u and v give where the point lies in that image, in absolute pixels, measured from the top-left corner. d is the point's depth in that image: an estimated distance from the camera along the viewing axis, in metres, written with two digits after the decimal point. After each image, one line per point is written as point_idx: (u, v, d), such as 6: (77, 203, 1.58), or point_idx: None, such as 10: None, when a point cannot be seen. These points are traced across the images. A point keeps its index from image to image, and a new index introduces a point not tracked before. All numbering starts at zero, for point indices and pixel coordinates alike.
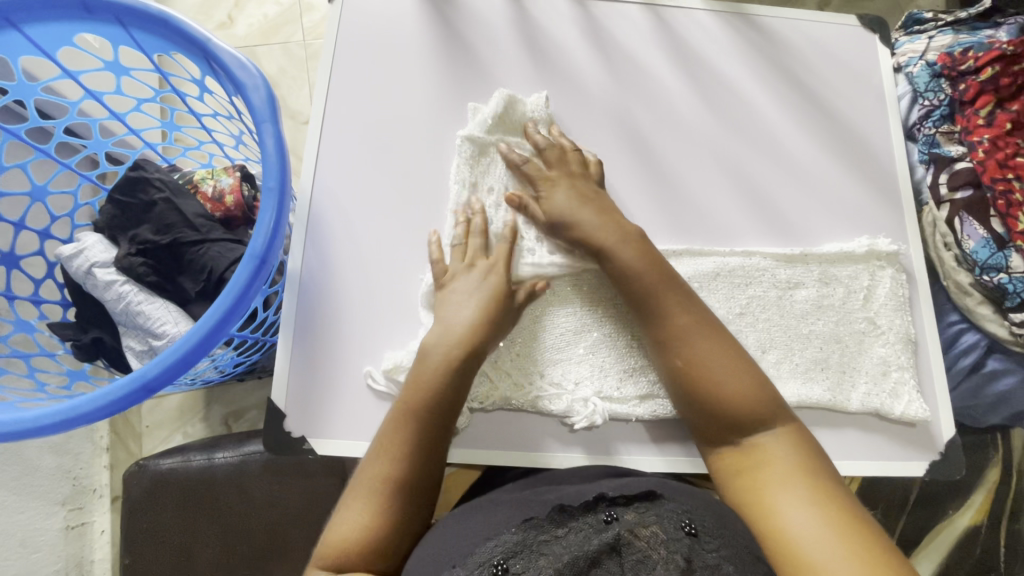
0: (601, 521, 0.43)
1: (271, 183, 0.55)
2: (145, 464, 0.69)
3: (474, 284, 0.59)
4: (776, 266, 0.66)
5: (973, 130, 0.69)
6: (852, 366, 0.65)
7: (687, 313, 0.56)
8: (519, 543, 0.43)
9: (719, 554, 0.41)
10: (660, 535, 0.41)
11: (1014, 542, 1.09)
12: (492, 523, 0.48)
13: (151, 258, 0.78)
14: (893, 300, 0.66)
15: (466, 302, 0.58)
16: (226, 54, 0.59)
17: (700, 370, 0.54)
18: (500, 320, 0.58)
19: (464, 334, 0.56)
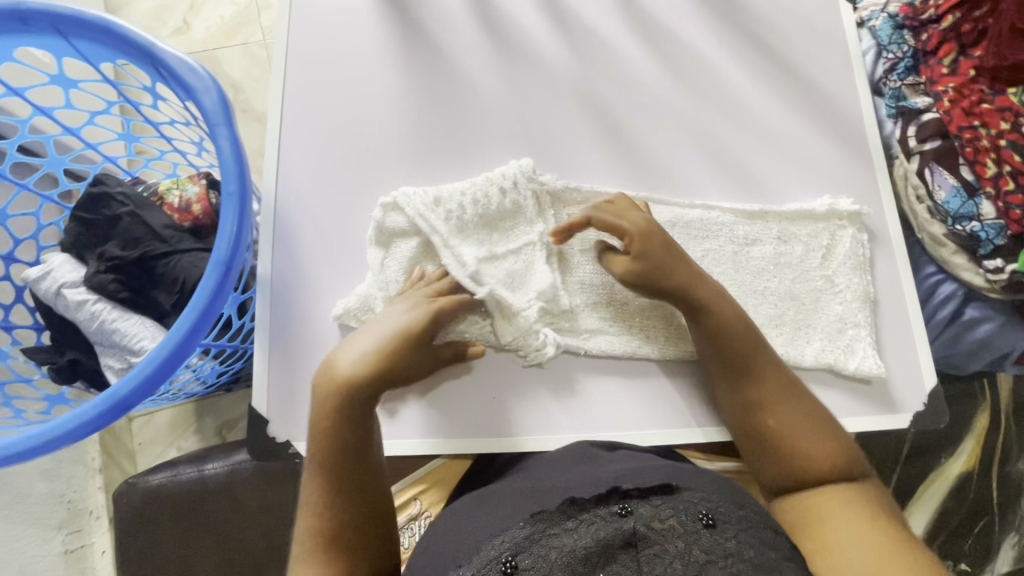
0: (614, 513, 0.43)
1: (230, 187, 0.54)
2: (135, 481, 0.69)
3: (399, 312, 0.56)
4: (736, 222, 0.67)
5: (938, 79, 0.69)
6: (807, 322, 0.65)
7: (778, 376, 0.55)
8: (527, 539, 0.42)
9: (737, 540, 0.42)
10: (678, 529, 0.41)
11: (1006, 484, 1.11)
12: (494, 516, 0.47)
13: (121, 274, 0.76)
14: (852, 259, 0.66)
15: (391, 322, 0.55)
16: (172, 57, 0.58)
17: (786, 435, 0.52)
18: (403, 354, 0.53)
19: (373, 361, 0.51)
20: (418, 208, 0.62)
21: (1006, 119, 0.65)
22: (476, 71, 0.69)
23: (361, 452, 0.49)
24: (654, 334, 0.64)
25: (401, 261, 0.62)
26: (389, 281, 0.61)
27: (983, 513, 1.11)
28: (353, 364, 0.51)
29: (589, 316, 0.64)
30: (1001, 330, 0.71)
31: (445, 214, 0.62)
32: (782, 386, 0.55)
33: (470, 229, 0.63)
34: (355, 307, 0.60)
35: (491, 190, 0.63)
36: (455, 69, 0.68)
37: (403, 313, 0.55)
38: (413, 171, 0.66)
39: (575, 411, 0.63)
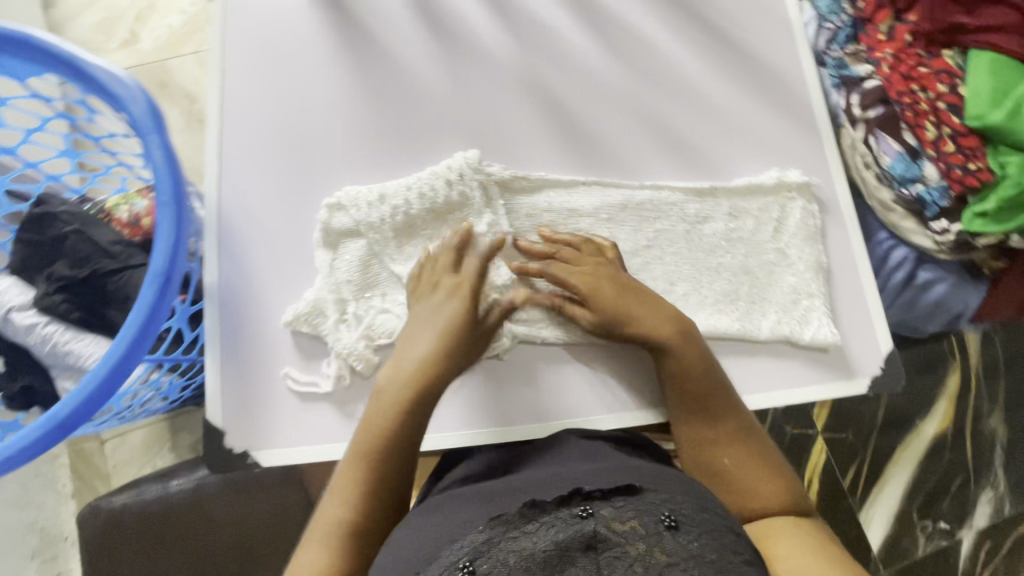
0: (575, 515, 0.42)
1: (164, 196, 0.53)
2: (98, 504, 0.67)
3: (440, 302, 0.58)
4: (686, 200, 0.67)
5: (877, 46, 0.70)
6: (762, 297, 0.65)
7: (733, 420, 0.57)
8: (486, 542, 0.41)
9: (700, 542, 0.41)
10: (639, 530, 0.40)
11: (979, 443, 1.14)
12: (455, 521, 0.46)
13: (72, 295, 0.74)
14: (803, 231, 0.67)
15: (431, 323, 0.57)
16: (98, 68, 0.56)
17: (733, 478, 0.55)
18: (467, 345, 0.57)
19: (422, 365, 0.55)
20: (365, 207, 0.62)
21: (943, 82, 0.66)
22: (418, 65, 0.68)
23: (401, 459, 0.53)
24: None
25: (352, 258, 0.62)
26: (340, 281, 0.61)
27: (959, 471, 1.13)
28: (412, 367, 0.55)
29: (544, 304, 0.63)
30: (954, 290, 0.72)
31: (391, 211, 0.62)
32: (743, 437, 0.57)
33: (419, 226, 0.63)
34: (304, 312, 0.59)
35: (438, 183, 0.63)
36: (397, 64, 0.67)
37: (449, 304, 0.58)
38: (360, 167, 0.65)
39: (537, 401, 0.62)
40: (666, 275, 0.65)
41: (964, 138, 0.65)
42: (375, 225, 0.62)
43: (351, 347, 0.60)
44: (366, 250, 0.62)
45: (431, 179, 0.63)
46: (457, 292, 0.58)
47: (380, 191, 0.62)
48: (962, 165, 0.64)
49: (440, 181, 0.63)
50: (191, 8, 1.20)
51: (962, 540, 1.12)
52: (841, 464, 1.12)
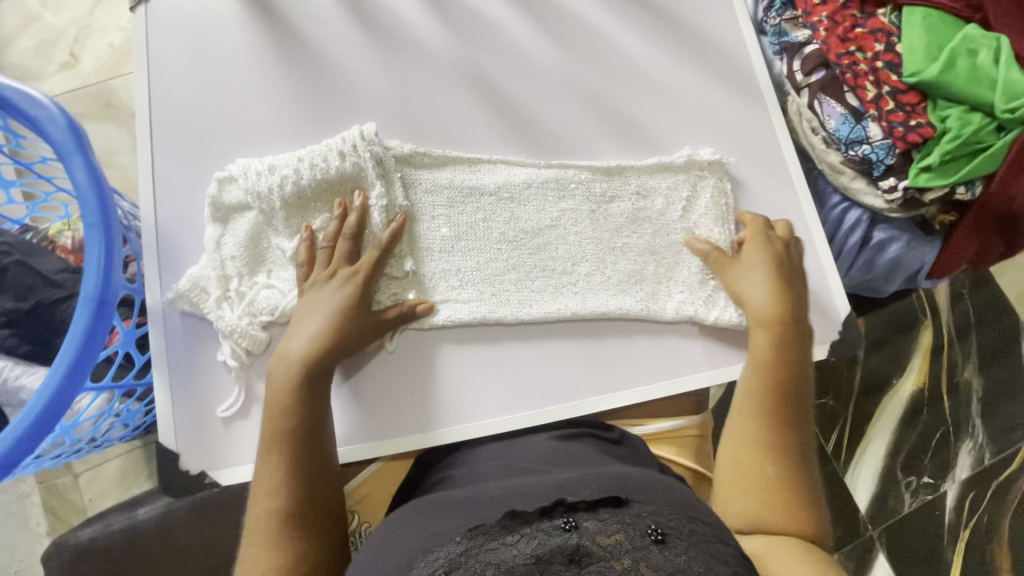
0: (559, 527, 0.41)
1: (90, 219, 0.51)
2: (63, 540, 0.65)
3: (335, 290, 0.58)
4: (592, 179, 0.66)
5: (812, 11, 0.69)
6: (669, 276, 0.66)
7: (789, 427, 0.56)
8: (462, 554, 0.40)
9: (687, 555, 0.40)
10: (624, 544, 0.40)
11: (955, 397, 1.15)
12: (429, 536, 0.45)
13: (19, 328, 0.72)
14: (712, 209, 0.67)
15: (324, 306, 0.57)
16: (10, 89, 0.54)
17: (768, 478, 0.53)
18: (356, 332, 0.57)
19: (313, 350, 0.55)
20: (254, 178, 0.59)
21: (880, 41, 0.67)
22: (352, 65, 0.66)
23: (311, 438, 0.52)
24: (509, 298, 0.63)
25: (239, 236, 0.60)
26: (225, 258, 0.59)
27: (939, 426, 1.14)
28: (293, 359, 0.54)
29: (441, 284, 0.62)
30: (909, 249, 0.73)
31: (280, 181, 0.59)
32: (799, 432, 0.56)
33: (310, 200, 0.60)
34: (186, 289, 0.58)
35: (330, 154, 0.60)
36: (331, 66, 0.66)
37: (343, 292, 0.58)
38: None
39: (450, 395, 0.62)
40: (604, 256, 0.65)
41: (904, 95, 0.65)
42: (263, 197, 0.59)
43: (234, 325, 0.58)
44: (256, 225, 0.60)
45: (322, 154, 0.60)
46: (350, 281, 0.58)
47: (268, 169, 0.59)
48: (903, 122, 0.65)
49: (333, 155, 0.60)
50: (131, 24, 1.17)
51: (947, 493, 1.13)
52: (822, 429, 1.13)
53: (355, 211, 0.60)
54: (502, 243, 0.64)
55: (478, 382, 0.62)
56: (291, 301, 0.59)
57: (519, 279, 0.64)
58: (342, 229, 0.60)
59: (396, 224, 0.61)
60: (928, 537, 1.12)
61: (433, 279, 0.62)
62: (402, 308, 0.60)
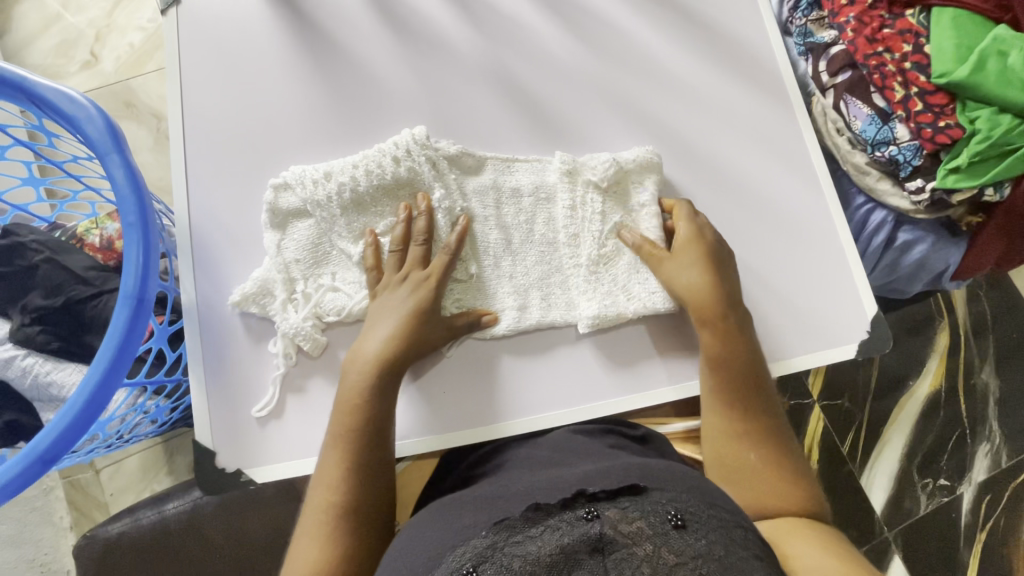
0: (580, 517, 0.41)
1: (129, 218, 0.52)
2: (94, 534, 0.66)
3: (404, 296, 0.58)
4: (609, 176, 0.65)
5: (839, 11, 0.69)
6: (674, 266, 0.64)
7: (760, 416, 0.57)
8: (489, 547, 0.41)
9: (707, 540, 0.41)
10: (646, 532, 0.40)
11: (972, 397, 1.15)
12: (457, 529, 0.45)
13: (48, 324, 0.73)
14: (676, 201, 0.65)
15: (396, 310, 0.58)
16: (49, 89, 0.55)
17: (755, 470, 0.54)
18: (421, 337, 0.58)
19: (379, 352, 0.56)
20: (311, 185, 0.60)
21: (907, 42, 0.66)
22: (380, 65, 0.67)
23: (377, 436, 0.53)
24: (555, 302, 0.64)
25: (298, 240, 0.61)
26: (288, 262, 0.60)
27: (955, 427, 1.14)
28: (366, 359, 0.55)
29: (499, 287, 0.63)
30: (935, 248, 0.73)
31: (337, 189, 0.60)
32: (768, 417, 0.57)
33: (368, 204, 0.61)
34: (252, 292, 0.59)
35: (385, 160, 0.61)
36: (360, 66, 0.66)
37: (414, 296, 0.58)
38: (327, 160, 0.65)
39: (504, 393, 0.62)
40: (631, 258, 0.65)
41: (932, 96, 0.65)
42: (322, 204, 0.60)
43: (297, 327, 0.59)
44: (316, 230, 0.61)
45: (376, 156, 0.61)
46: (421, 284, 0.59)
47: (320, 175, 0.60)
48: (932, 123, 0.64)
49: (388, 160, 0.61)
50: (150, 23, 1.17)
51: (963, 495, 1.13)
52: (839, 430, 1.13)
53: (422, 216, 0.61)
54: (548, 243, 0.65)
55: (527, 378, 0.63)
56: (359, 302, 0.60)
57: (568, 278, 0.64)
58: (411, 234, 0.61)
59: (460, 226, 0.61)
60: (944, 538, 1.12)
61: (494, 279, 0.63)
62: (467, 315, 0.61)
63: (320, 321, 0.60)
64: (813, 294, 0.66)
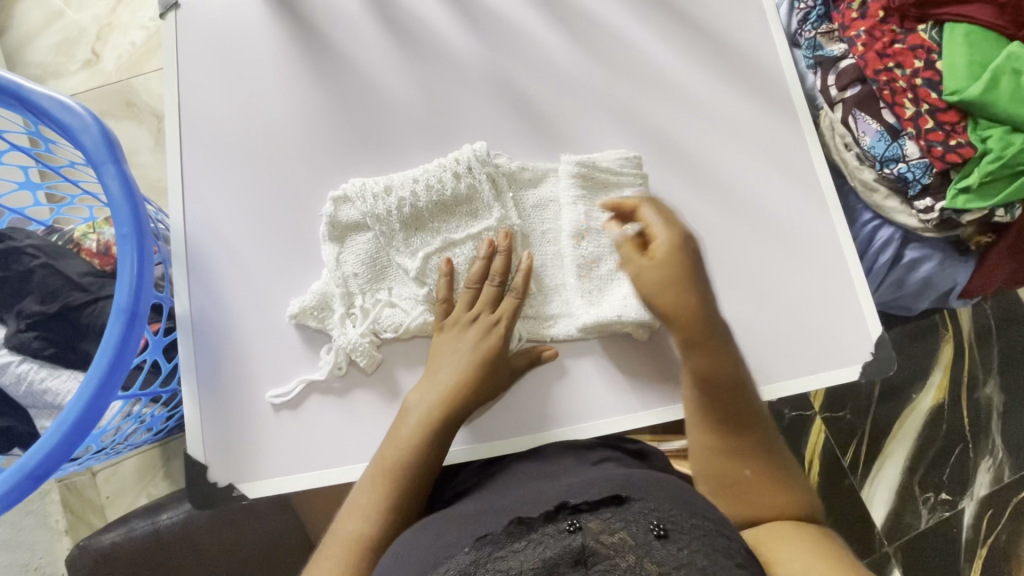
0: (562, 530, 0.40)
1: (124, 229, 0.51)
2: (86, 544, 0.66)
3: (474, 340, 0.58)
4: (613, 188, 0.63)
5: (849, 25, 0.68)
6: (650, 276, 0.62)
7: (754, 433, 0.54)
8: (472, 564, 0.40)
9: (690, 549, 0.40)
10: (628, 543, 0.39)
11: (975, 412, 1.13)
12: (440, 545, 0.44)
13: (43, 330, 0.72)
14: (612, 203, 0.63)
15: (465, 351, 0.57)
16: (43, 97, 0.54)
17: (753, 487, 0.52)
18: (482, 384, 0.57)
19: (447, 395, 0.55)
20: (370, 198, 0.60)
21: (919, 57, 0.65)
22: (382, 73, 0.66)
23: (430, 470, 0.53)
24: None
25: (358, 254, 0.60)
26: (347, 275, 0.60)
27: (958, 441, 1.13)
28: (438, 396, 0.55)
29: (553, 301, 0.62)
30: (942, 267, 0.72)
31: (397, 203, 0.59)
32: (758, 434, 0.55)
33: (425, 220, 0.61)
34: (311, 304, 0.59)
35: (445, 175, 0.60)
36: (362, 75, 0.65)
37: (484, 341, 0.58)
38: (334, 169, 0.63)
39: (559, 400, 0.61)
40: None
41: (944, 114, 0.64)
42: (382, 218, 0.59)
43: (355, 342, 0.58)
44: (375, 245, 0.60)
45: (436, 170, 0.60)
46: (492, 329, 0.58)
47: (379, 186, 0.60)
48: (942, 141, 0.63)
49: (450, 177, 0.60)
50: (152, 23, 1.16)
51: (964, 510, 1.12)
52: (840, 443, 1.12)
53: (501, 253, 0.60)
54: None
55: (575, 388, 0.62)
56: (416, 318, 0.60)
57: None
58: (488, 272, 0.60)
59: (525, 266, 0.60)
60: (944, 553, 1.11)
61: (544, 294, 0.62)
62: (531, 355, 0.60)
63: (372, 335, 0.59)
64: (818, 311, 0.65)
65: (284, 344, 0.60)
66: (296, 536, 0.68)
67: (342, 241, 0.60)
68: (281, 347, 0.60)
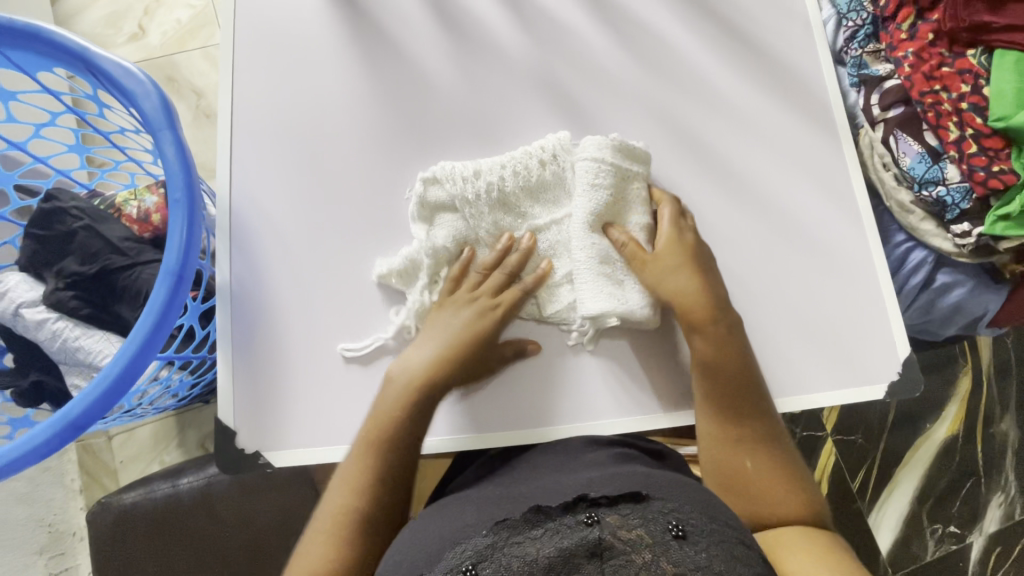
0: (579, 521, 0.40)
1: (177, 194, 0.53)
2: (108, 501, 0.67)
3: (465, 317, 0.59)
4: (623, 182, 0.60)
5: (897, 45, 0.69)
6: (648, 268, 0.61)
7: (761, 426, 0.54)
8: (489, 547, 0.39)
9: (708, 554, 0.38)
10: (645, 539, 0.38)
11: (989, 446, 1.12)
12: (458, 527, 0.44)
13: (81, 291, 0.74)
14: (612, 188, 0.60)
15: (449, 329, 0.59)
16: (108, 61, 0.55)
17: (757, 481, 0.52)
18: (459, 366, 0.58)
19: (423, 375, 0.56)
20: (460, 181, 0.60)
21: (966, 82, 0.65)
22: (431, 62, 0.67)
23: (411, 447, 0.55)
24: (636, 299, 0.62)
25: (448, 231, 0.61)
26: (436, 246, 0.61)
27: (969, 474, 1.11)
28: (415, 376, 0.56)
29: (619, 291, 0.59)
30: (973, 294, 0.72)
31: (485, 187, 0.60)
32: (764, 426, 0.55)
33: (513, 202, 0.61)
34: (398, 269, 0.60)
35: (532, 161, 0.61)
36: (410, 63, 0.67)
37: (471, 323, 0.59)
38: (377, 151, 0.65)
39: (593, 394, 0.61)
40: None
41: (987, 139, 0.64)
42: (470, 201, 0.60)
43: (416, 299, 0.61)
44: (460, 224, 0.61)
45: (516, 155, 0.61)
46: (487, 313, 0.59)
47: (473, 173, 0.60)
48: (985, 166, 0.64)
49: (537, 161, 0.61)
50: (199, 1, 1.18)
51: (971, 545, 1.11)
52: (850, 467, 1.11)
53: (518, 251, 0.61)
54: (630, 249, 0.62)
55: (574, 385, 0.61)
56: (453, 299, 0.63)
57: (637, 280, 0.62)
58: (501, 262, 0.61)
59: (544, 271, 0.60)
60: None
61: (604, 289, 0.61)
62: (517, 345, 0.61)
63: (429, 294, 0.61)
64: (845, 327, 0.65)
65: (319, 320, 0.61)
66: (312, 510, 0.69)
67: (433, 217, 0.61)
68: (314, 323, 0.61)
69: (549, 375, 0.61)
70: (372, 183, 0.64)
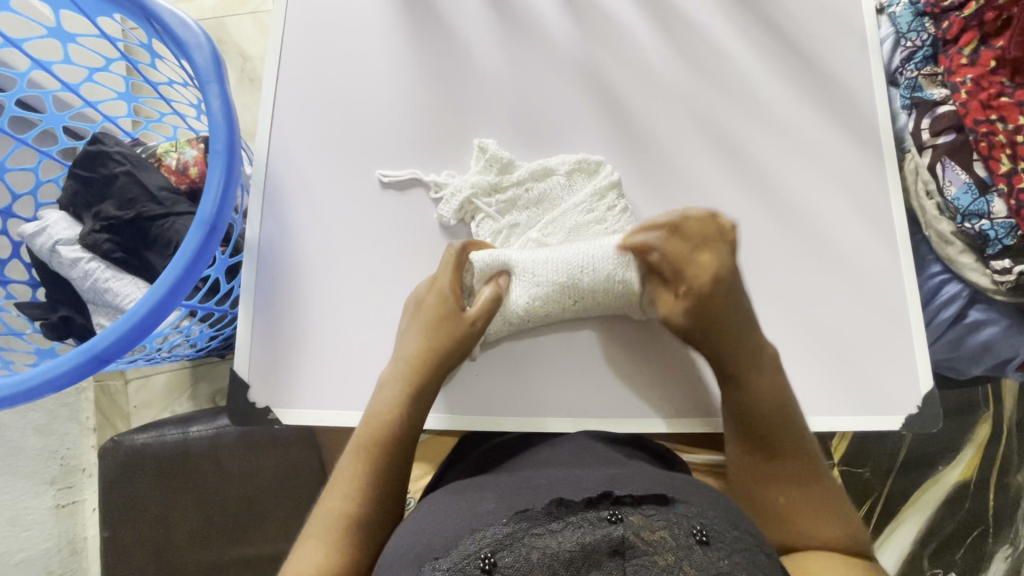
0: (603, 519, 0.39)
1: (219, 145, 0.54)
2: (121, 440, 0.69)
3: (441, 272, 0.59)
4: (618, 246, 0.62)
5: (956, 70, 0.67)
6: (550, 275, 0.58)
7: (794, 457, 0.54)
8: (508, 536, 0.39)
9: (730, 560, 0.38)
10: (669, 542, 0.37)
11: (1003, 498, 1.07)
12: (475, 513, 0.44)
13: (115, 234, 0.76)
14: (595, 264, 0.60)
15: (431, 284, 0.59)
16: (165, 11, 0.57)
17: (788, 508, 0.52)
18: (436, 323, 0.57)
19: (430, 308, 0.58)
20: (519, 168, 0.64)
21: None
22: (477, 44, 0.67)
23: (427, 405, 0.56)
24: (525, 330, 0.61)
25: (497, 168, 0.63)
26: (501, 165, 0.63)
27: (978, 524, 1.07)
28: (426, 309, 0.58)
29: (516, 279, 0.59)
30: (1006, 334, 0.71)
31: (532, 188, 0.63)
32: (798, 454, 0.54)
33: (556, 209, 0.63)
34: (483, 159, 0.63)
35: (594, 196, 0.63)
36: (456, 43, 0.67)
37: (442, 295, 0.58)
38: (414, 127, 0.65)
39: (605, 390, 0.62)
40: None
41: None
42: (522, 192, 0.64)
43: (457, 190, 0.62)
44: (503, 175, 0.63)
45: (591, 199, 0.63)
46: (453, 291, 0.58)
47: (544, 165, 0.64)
48: None
49: (583, 197, 0.63)
50: None
51: None
52: (854, 498, 1.08)
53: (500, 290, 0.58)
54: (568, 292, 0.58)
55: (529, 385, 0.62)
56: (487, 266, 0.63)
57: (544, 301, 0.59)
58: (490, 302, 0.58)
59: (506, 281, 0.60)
60: None
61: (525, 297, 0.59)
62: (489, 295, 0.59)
63: (481, 200, 0.63)
64: (869, 353, 0.64)
65: (341, 284, 0.62)
66: (313, 470, 0.70)
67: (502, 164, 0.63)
68: (338, 285, 0.62)
69: (533, 372, 0.62)
70: (405, 156, 0.64)
